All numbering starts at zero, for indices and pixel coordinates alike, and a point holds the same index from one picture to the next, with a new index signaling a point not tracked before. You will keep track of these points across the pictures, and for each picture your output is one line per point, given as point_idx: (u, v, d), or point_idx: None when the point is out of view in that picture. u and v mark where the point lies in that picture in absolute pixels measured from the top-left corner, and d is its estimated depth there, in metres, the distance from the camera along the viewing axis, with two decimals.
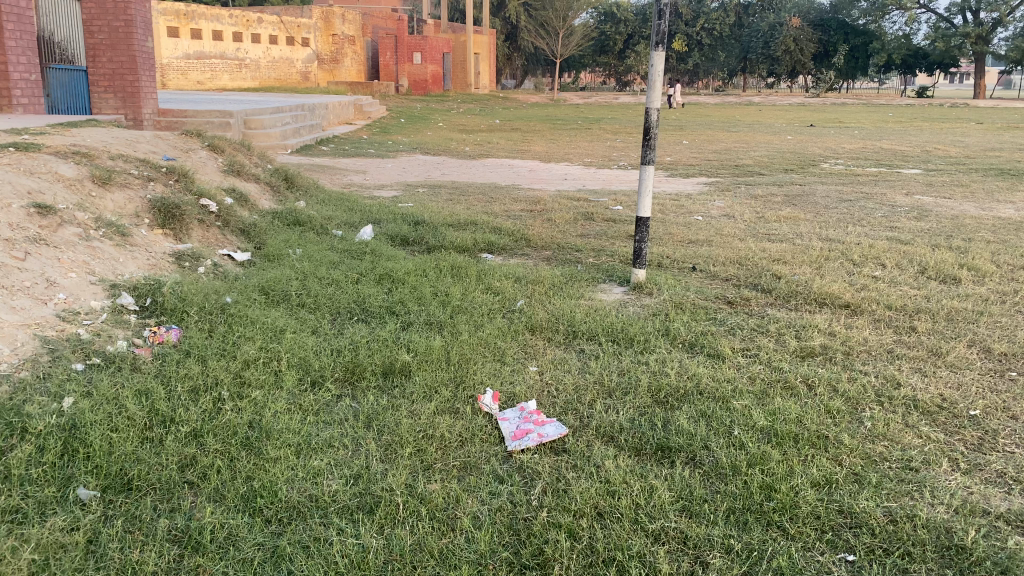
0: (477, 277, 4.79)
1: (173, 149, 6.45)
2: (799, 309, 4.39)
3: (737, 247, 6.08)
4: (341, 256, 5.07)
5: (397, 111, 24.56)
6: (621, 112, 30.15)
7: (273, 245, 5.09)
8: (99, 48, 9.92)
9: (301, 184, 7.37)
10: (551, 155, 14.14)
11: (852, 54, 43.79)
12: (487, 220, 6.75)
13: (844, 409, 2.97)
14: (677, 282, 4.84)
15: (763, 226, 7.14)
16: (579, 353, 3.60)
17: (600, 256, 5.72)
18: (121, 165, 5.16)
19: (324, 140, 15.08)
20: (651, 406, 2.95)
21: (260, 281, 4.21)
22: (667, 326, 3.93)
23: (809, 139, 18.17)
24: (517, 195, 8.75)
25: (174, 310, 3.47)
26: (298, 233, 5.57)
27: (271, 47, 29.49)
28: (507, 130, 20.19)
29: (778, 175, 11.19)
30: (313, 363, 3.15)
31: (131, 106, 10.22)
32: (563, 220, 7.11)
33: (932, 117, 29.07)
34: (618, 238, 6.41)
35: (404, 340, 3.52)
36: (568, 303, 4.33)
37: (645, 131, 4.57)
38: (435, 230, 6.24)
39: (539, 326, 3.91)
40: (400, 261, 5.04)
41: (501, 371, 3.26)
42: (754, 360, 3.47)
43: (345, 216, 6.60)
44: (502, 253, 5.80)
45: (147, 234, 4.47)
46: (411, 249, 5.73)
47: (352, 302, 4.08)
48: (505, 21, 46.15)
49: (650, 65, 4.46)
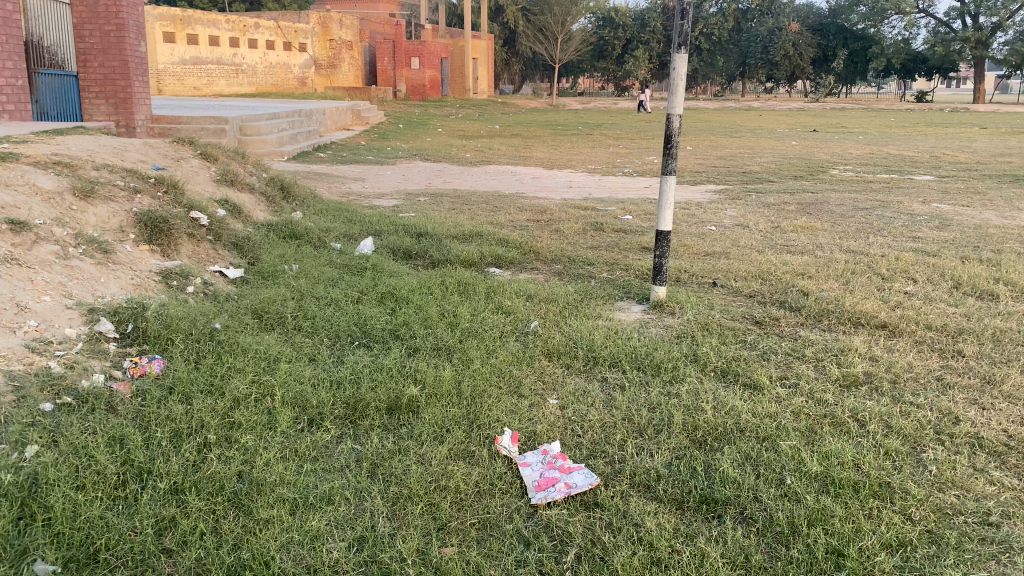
0: (486, 295, 4.49)
1: (163, 157, 6.15)
2: (832, 330, 4.08)
3: (756, 260, 5.78)
4: (340, 272, 4.76)
5: (396, 117, 24.29)
6: (622, 118, 29.89)
7: (267, 262, 4.77)
8: (90, 53, 9.65)
9: (298, 194, 7.05)
10: (553, 161, 13.86)
11: (852, 59, 43.60)
12: (493, 232, 6.45)
13: (903, 450, 2.66)
14: (700, 299, 4.55)
15: (780, 237, 6.84)
16: (602, 383, 3.29)
17: (614, 270, 5.42)
18: (106, 176, 4.84)
19: (322, 146, 14.79)
20: (689, 447, 2.65)
21: (253, 302, 3.90)
22: (695, 351, 3.62)
23: (814, 144, 17.92)
24: (522, 204, 8.44)
25: (157, 338, 3.16)
26: (294, 247, 5.27)
27: (268, 52, 29.22)
28: (508, 136, 19.93)
29: (788, 181, 10.90)
30: (311, 398, 2.84)
31: (123, 112, 9.95)
32: (572, 231, 6.82)
33: (935, 121, 28.86)
34: (631, 251, 6.12)
35: (411, 369, 3.21)
36: (585, 323, 4.02)
37: (666, 139, 4.27)
38: (439, 243, 5.93)
39: (556, 351, 3.60)
40: (403, 278, 4.74)
41: (518, 405, 2.95)
42: (795, 392, 3.16)
43: (344, 227, 6.30)
44: (511, 267, 5.50)
45: (132, 251, 4.15)
46: (414, 263, 5.42)
47: (353, 326, 3.77)
48: (504, 26, 45.93)
49: (672, 68, 4.17)
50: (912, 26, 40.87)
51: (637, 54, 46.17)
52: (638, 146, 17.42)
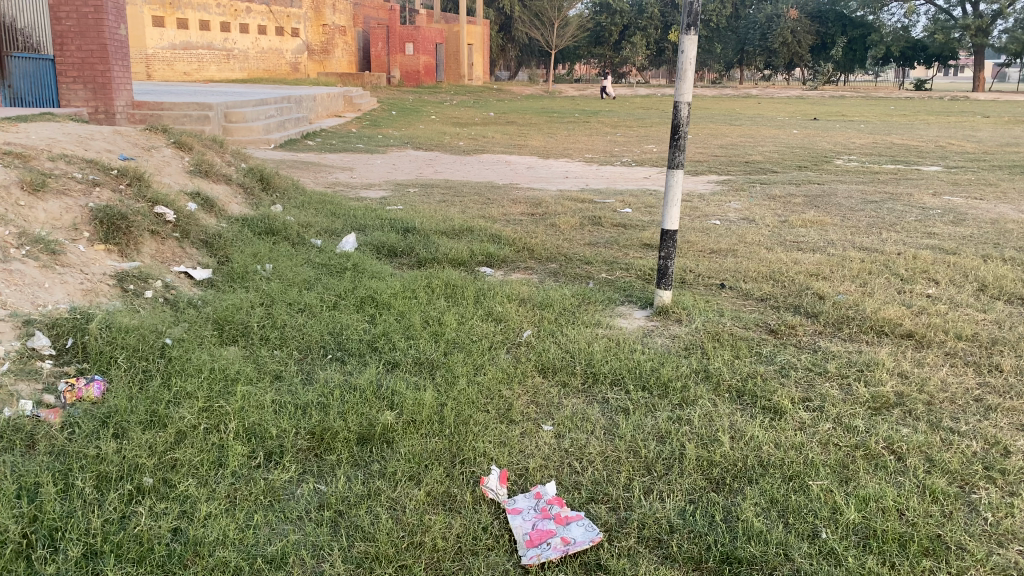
0: (476, 300, 4.12)
1: (132, 146, 5.76)
2: (854, 341, 3.72)
3: (765, 259, 5.41)
4: (317, 274, 4.40)
5: (389, 103, 23.83)
6: (619, 105, 29.46)
7: (238, 261, 4.40)
8: (67, 35, 9.16)
9: (280, 185, 6.66)
10: (550, 150, 13.47)
11: (850, 46, 43.08)
12: (484, 227, 6.08)
13: (951, 492, 2.30)
14: (708, 304, 4.19)
15: (788, 233, 6.47)
16: (603, 405, 2.93)
17: (614, 270, 5.06)
18: (62, 167, 4.45)
19: (311, 134, 14.38)
20: (705, 490, 2.30)
21: (216, 310, 3.53)
22: (705, 367, 3.26)
23: (816, 133, 17.54)
24: (516, 196, 8.06)
25: (99, 355, 2.78)
26: (270, 245, 4.90)
27: (260, 37, 28.67)
28: (503, 123, 19.53)
29: (792, 172, 10.53)
30: (270, 428, 2.47)
31: (102, 98, 9.54)
32: (568, 226, 6.45)
33: (935, 110, 28.47)
34: (631, 248, 5.76)
35: (389, 390, 2.85)
36: (584, 333, 3.67)
37: (673, 129, 3.89)
38: (426, 239, 5.56)
39: (551, 367, 3.24)
40: (386, 280, 4.37)
41: (509, 435, 2.59)
42: (820, 418, 2.81)
43: (327, 222, 5.92)
44: (503, 266, 5.13)
45: (86, 252, 3.77)
46: (398, 262, 5.05)
47: (326, 338, 3.41)
48: (499, 12, 45.30)
49: (681, 51, 3.80)
50: (912, 13, 40.39)
51: (634, 41, 45.64)
52: (635, 134, 16.99)
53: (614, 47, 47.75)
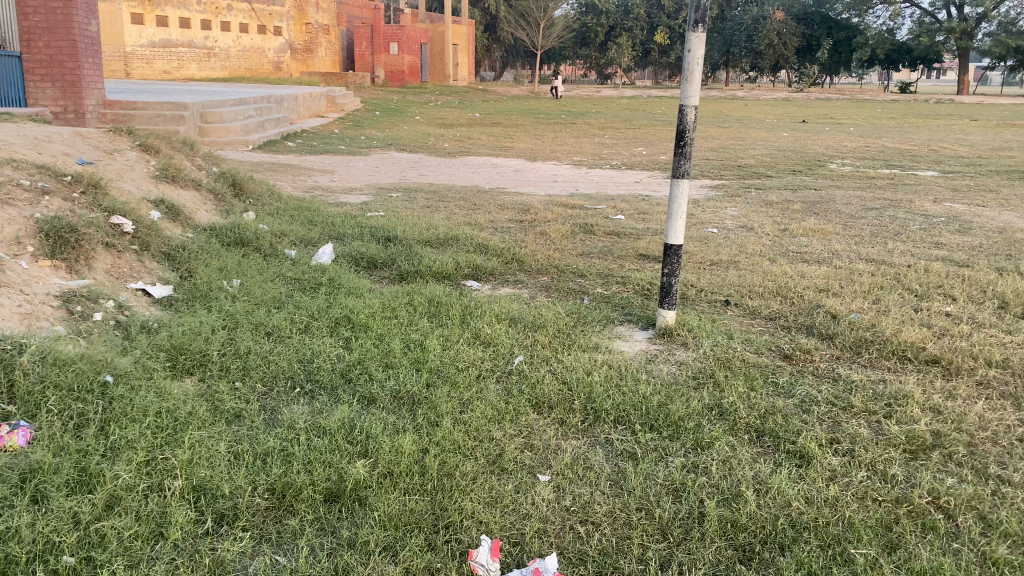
0: (462, 320, 3.78)
1: (93, 149, 5.38)
2: (876, 368, 3.40)
3: (770, 272, 5.10)
4: (289, 291, 4.04)
5: (374, 103, 23.45)
6: (606, 106, 29.15)
7: (201, 277, 4.04)
8: (34, 31, 8.79)
9: (254, 189, 6.28)
10: (537, 152, 13.13)
11: (835, 49, 42.96)
12: (471, 235, 5.74)
13: (1017, 562, 1.98)
14: (715, 325, 3.86)
15: (789, 242, 6.16)
16: (606, 448, 2.60)
17: (610, 283, 4.74)
18: (9, 174, 4.06)
19: (292, 134, 13.99)
20: (731, 565, 1.96)
21: (172, 336, 3.15)
22: (718, 402, 2.93)
23: (807, 135, 17.33)
24: (504, 201, 7.72)
25: (27, 393, 2.40)
26: (239, 257, 4.53)
27: (242, 35, 28.16)
28: (489, 124, 19.20)
29: (787, 177, 10.26)
30: (222, 484, 2.12)
31: (72, 96, 9.25)
32: (559, 234, 6.13)
33: (920, 112, 28.40)
34: (627, 258, 5.44)
35: (363, 434, 2.50)
36: (581, 359, 3.33)
37: (678, 135, 3.55)
38: (409, 250, 5.20)
39: (546, 401, 2.90)
40: (364, 297, 4.01)
41: (501, 489, 2.25)
42: (853, 465, 2.48)
43: (303, 230, 5.56)
44: (491, 279, 4.79)
45: (28, 268, 3.38)
46: (378, 275, 4.70)
47: (295, 368, 3.05)
48: (484, 12, 44.92)
49: (687, 51, 3.48)
50: (897, 16, 40.41)
51: (620, 42, 45.40)
52: (623, 136, 16.69)
53: (600, 48, 47.50)
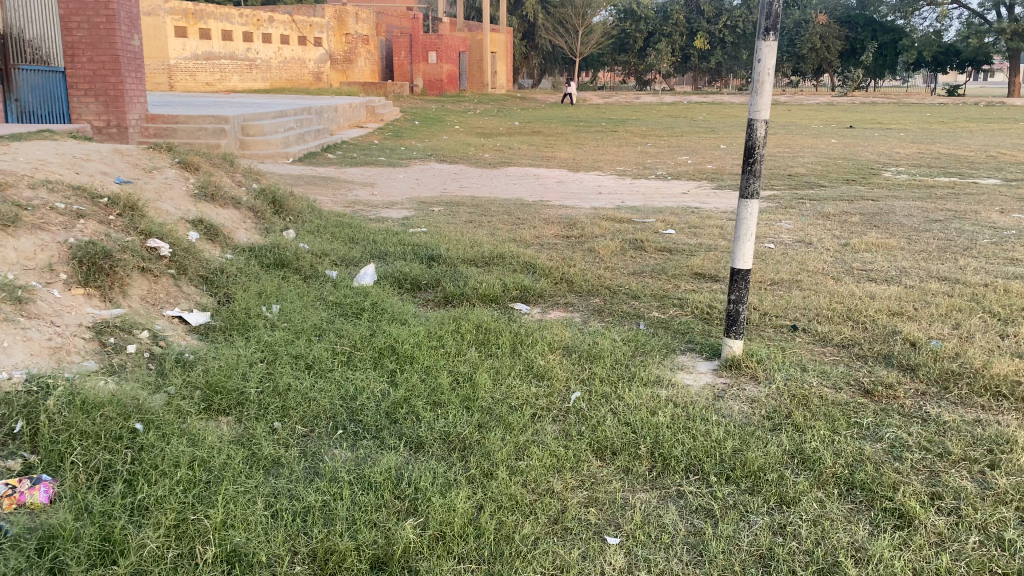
0: (513, 350, 3.55)
1: (132, 167, 5.27)
2: (969, 406, 3.09)
3: (836, 292, 4.80)
4: (331, 317, 3.85)
5: (413, 113, 23.40)
6: (646, 113, 28.82)
7: (240, 303, 3.87)
8: (78, 47, 8.86)
9: (294, 206, 6.13)
10: (579, 162, 12.89)
11: (879, 52, 42.10)
12: (517, 253, 5.52)
13: None
14: (785, 355, 3.58)
15: (852, 259, 5.84)
16: (679, 503, 2.35)
17: (667, 306, 4.49)
18: (43, 197, 3.93)
19: (332, 145, 13.93)
20: None
21: (208, 371, 2.97)
22: (799, 448, 2.66)
23: (856, 142, 16.84)
24: (548, 215, 7.50)
25: (51, 442, 2.23)
26: (279, 280, 4.36)
27: (283, 47, 28.39)
28: (529, 133, 19.00)
29: (841, 187, 9.89)
30: (258, 550, 1.92)
31: (114, 111, 9.22)
32: (608, 251, 5.88)
33: (971, 116, 27.58)
34: (681, 277, 5.19)
35: (411, 486, 2.28)
36: (644, 394, 3.08)
37: (747, 152, 3.29)
38: (453, 269, 5.00)
39: (609, 446, 2.65)
40: (409, 323, 3.80)
41: (567, 557, 2.01)
42: (962, 527, 2.20)
43: (344, 249, 5.38)
44: (540, 301, 4.56)
45: (61, 297, 3.24)
46: (422, 298, 4.50)
47: (337, 406, 2.85)
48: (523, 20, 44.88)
49: (757, 61, 3.22)
50: (944, 17, 39.47)
51: (659, 48, 44.99)
52: (666, 144, 16.38)
53: (638, 54, 47.14)
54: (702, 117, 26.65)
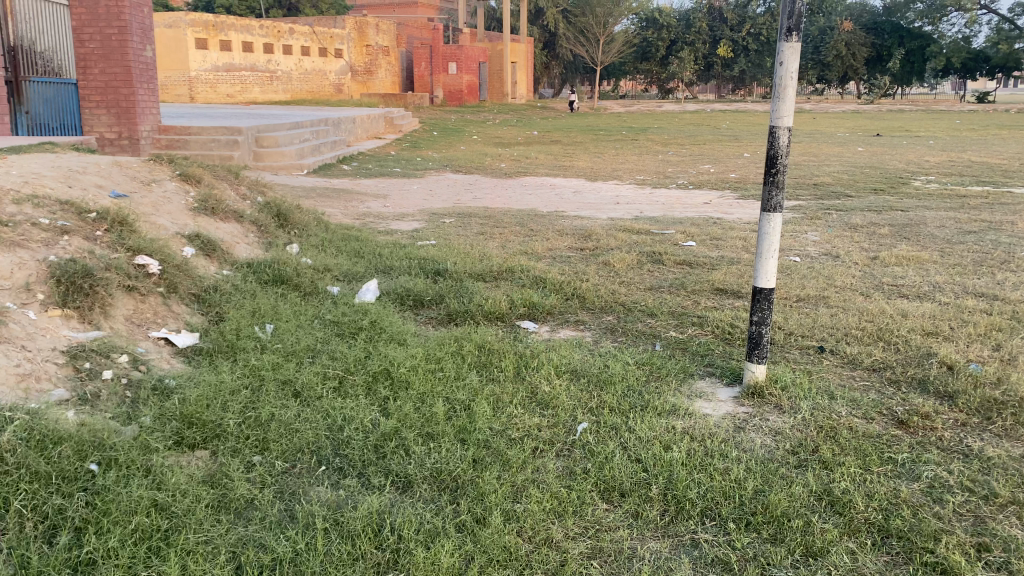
0: (517, 374, 3.32)
1: (130, 180, 5.12)
2: (1015, 440, 2.81)
3: (865, 310, 4.53)
4: (326, 337, 3.65)
5: (432, 124, 23.30)
6: (668, 122, 28.52)
7: (231, 322, 3.67)
8: (90, 58, 8.78)
9: (300, 219, 5.95)
10: (598, 171, 12.66)
11: (906, 59, 41.52)
12: (529, 267, 5.29)
13: None
14: (811, 381, 3.32)
15: (881, 273, 5.56)
16: (692, 554, 2.11)
17: (685, 325, 4.24)
18: (27, 213, 3.77)
19: (348, 156, 13.81)
20: None
21: (185, 399, 2.76)
22: (827, 488, 2.40)
23: (884, 150, 16.48)
24: (564, 226, 7.27)
25: None
26: (275, 297, 4.16)
27: (303, 58, 28.43)
28: (548, 142, 18.79)
29: (869, 197, 9.58)
30: None
31: (126, 123, 9.09)
32: (624, 265, 5.65)
33: (1001, 123, 27.04)
34: (701, 293, 4.94)
35: (394, 534, 2.06)
36: (656, 425, 2.84)
37: (769, 162, 3.04)
38: (460, 285, 4.78)
39: (617, 487, 2.42)
40: (408, 343, 3.58)
41: None
42: None
43: (348, 263, 5.19)
44: (550, 319, 4.33)
45: (37, 319, 3.06)
46: (426, 315, 4.28)
47: (322, 439, 2.63)
48: (543, 30, 44.80)
49: (779, 64, 2.97)
50: (972, 23, 38.87)
51: (681, 56, 44.69)
52: (688, 154, 16.10)
53: (660, 63, 46.85)
54: (725, 125, 26.35)
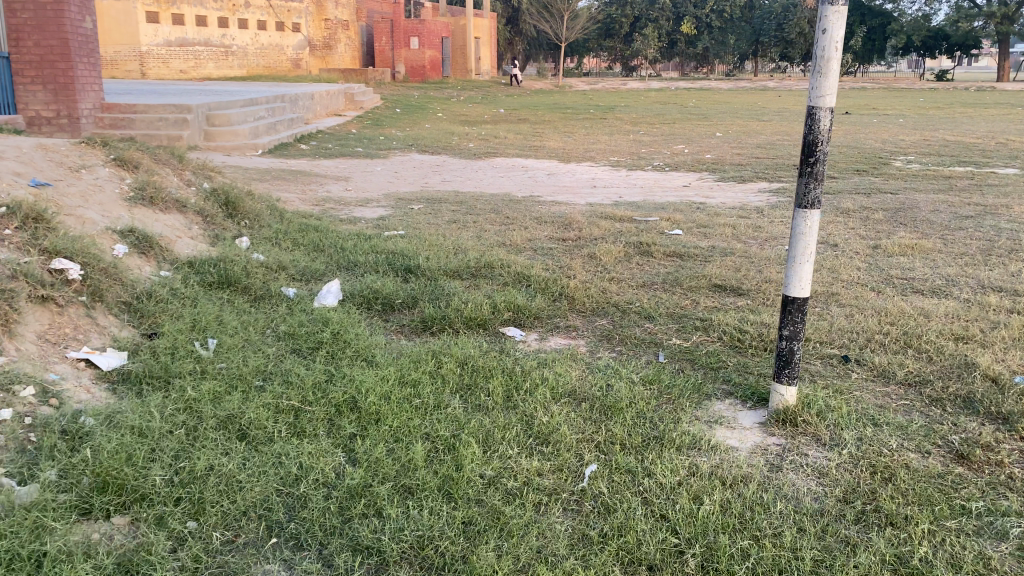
0: (507, 400, 2.82)
1: (54, 166, 4.49)
2: None
3: (883, 310, 4.11)
4: (280, 355, 3.11)
5: (394, 101, 22.56)
6: (634, 100, 28.06)
7: (166, 337, 3.12)
8: (23, 30, 7.94)
9: (252, 207, 5.36)
10: (570, 152, 12.16)
11: (868, 37, 41.53)
12: (509, 261, 4.78)
13: None
14: (848, 403, 2.87)
15: (887, 265, 5.15)
16: None
17: (690, 330, 3.77)
18: None
19: (307, 135, 13.13)
20: None
21: (101, 446, 2.22)
22: (903, 556, 1.96)
23: (857, 129, 16.20)
24: (540, 213, 6.77)
25: None
26: (221, 304, 3.61)
27: (260, 32, 27.42)
28: (514, 121, 18.22)
29: (853, 178, 9.21)
30: None
31: (65, 100, 8.39)
32: (612, 257, 5.17)
33: (966, 101, 26.99)
34: (700, 290, 4.48)
35: None
36: (680, 467, 2.37)
37: (807, 149, 2.56)
38: (433, 284, 4.25)
39: (644, 558, 1.95)
40: (378, 361, 3.07)
41: None
42: None
43: (306, 259, 4.63)
44: (537, 324, 3.84)
45: None
46: (396, 322, 3.76)
47: (275, 500, 2.12)
48: (506, 5, 44.00)
49: (820, 33, 2.48)
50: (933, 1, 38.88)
51: (646, 33, 44.22)
52: (660, 132, 15.67)
53: (625, 40, 46.31)
54: (692, 104, 26.00)
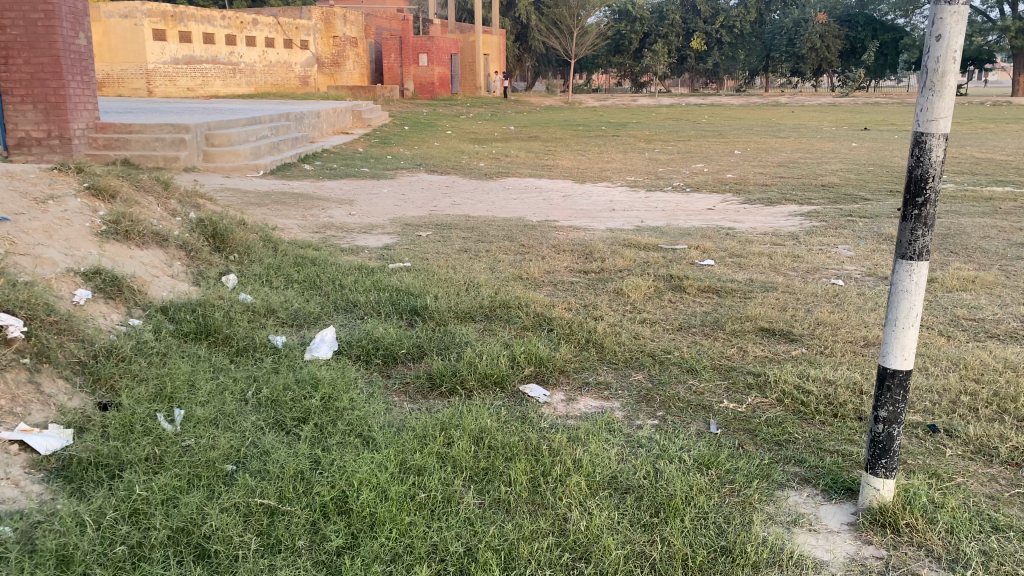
0: (535, 495, 2.28)
1: (18, 196, 4.00)
2: None
3: (962, 361, 3.55)
4: (257, 432, 2.58)
5: (402, 118, 22.15)
6: (646, 116, 27.57)
7: (121, 410, 2.59)
8: (12, 47, 7.48)
9: (243, 238, 4.86)
10: (585, 171, 11.66)
11: (880, 52, 41.03)
12: (527, 300, 4.25)
13: None
14: (956, 497, 2.32)
15: (951, 303, 4.59)
16: None
17: (742, 388, 3.23)
18: None
19: (311, 154, 12.68)
20: None
21: None
22: None
23: (879, 146, 15.65)
24: (558, 240, 6.25)
25: None
26: (194, 362, 3.08)
27: (268, 50, 27.12)
28: (525, 138, 17.77)
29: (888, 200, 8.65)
30: None
31: (56, 120, 7.93)
32: (642, 294, 4.64)
33: (985, 117, 26.42)
34: (745, 335, 3.94)
35: None
36: None
37: (913, 186, 2.03)
38: (442, 331, 3.73)
39: None
40: (375, 439, 2.53)
41: None
42: None
43: (299, 299, 4.11)
44: (563, 380, 3.30)
45: None
46: (399, 379, 3.22)
47: None
48: (516, 22, 43.73)
49: (933, 38, 1.96)
50: None
51: (655, 49, 43.83)
52: (677, 150, 15.15)
53: (635, 56, 45.96)
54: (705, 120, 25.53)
